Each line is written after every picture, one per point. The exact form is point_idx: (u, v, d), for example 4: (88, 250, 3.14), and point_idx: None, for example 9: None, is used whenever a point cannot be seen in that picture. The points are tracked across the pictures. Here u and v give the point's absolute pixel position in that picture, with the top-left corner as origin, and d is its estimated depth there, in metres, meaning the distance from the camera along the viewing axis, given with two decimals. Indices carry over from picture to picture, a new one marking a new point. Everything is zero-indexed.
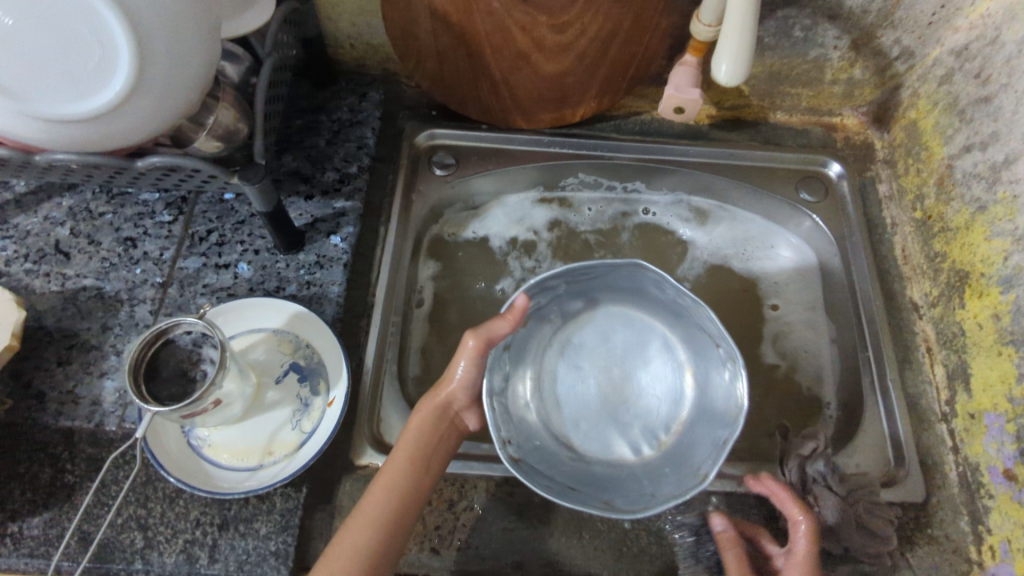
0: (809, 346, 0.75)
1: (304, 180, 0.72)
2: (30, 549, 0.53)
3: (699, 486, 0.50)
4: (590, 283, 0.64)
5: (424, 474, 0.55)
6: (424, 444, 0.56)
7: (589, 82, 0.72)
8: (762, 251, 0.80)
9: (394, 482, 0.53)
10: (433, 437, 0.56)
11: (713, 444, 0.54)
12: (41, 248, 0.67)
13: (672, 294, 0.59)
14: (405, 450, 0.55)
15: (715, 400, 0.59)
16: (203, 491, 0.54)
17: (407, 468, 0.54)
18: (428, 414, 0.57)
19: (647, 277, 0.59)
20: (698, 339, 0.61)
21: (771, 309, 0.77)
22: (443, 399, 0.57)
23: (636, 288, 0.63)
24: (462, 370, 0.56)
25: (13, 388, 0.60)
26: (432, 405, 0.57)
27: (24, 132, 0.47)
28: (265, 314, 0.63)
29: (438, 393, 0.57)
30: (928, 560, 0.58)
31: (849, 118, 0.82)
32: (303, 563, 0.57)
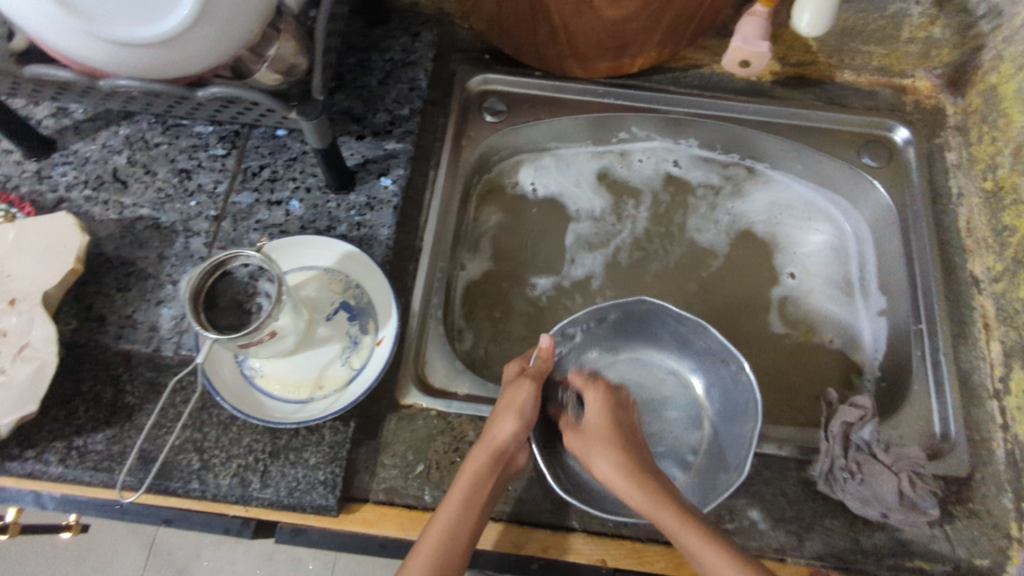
0: (845, 311, 0.76)
1: (355, 120, 0.71)
2: (94, 463, 0.56)
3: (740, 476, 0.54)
4: (607, 327, 0.67)
5: (482, 523, 0.53)
6: (481, 491, 0.54)
7: (652, 30, 0.70)
8: (810, 232, 0.80)
9: (452, 531, 0.51)
10: (490, 485, 0.54)
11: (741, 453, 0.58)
12: (99, 176, 0.67)
13: (678, 325, 0.65)
14: (462, 496, 0.53)
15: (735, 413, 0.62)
16: (257, 420, 0.55)
17: (465, 510, 0.53)
18: (485, 458, 0.55)
19: (654, 312, 0.65)
20: (710, 361, 0.65)
21: (789, 277, 0.78)
22: (498, 446, 0.55)
23: (648, 326, 0.67)
24: (515, 420, 0.55)
25: (76, 310, 0.62)
26: (488, 450, 0.55)
27: (92, 55, 0.47)
28: (316, 253, 0.64)
29: (493, 434, 0.56)
30: (967, 534, 0.58)
31: (922, 80, 0.79)
32: (349, 494, 0.59)
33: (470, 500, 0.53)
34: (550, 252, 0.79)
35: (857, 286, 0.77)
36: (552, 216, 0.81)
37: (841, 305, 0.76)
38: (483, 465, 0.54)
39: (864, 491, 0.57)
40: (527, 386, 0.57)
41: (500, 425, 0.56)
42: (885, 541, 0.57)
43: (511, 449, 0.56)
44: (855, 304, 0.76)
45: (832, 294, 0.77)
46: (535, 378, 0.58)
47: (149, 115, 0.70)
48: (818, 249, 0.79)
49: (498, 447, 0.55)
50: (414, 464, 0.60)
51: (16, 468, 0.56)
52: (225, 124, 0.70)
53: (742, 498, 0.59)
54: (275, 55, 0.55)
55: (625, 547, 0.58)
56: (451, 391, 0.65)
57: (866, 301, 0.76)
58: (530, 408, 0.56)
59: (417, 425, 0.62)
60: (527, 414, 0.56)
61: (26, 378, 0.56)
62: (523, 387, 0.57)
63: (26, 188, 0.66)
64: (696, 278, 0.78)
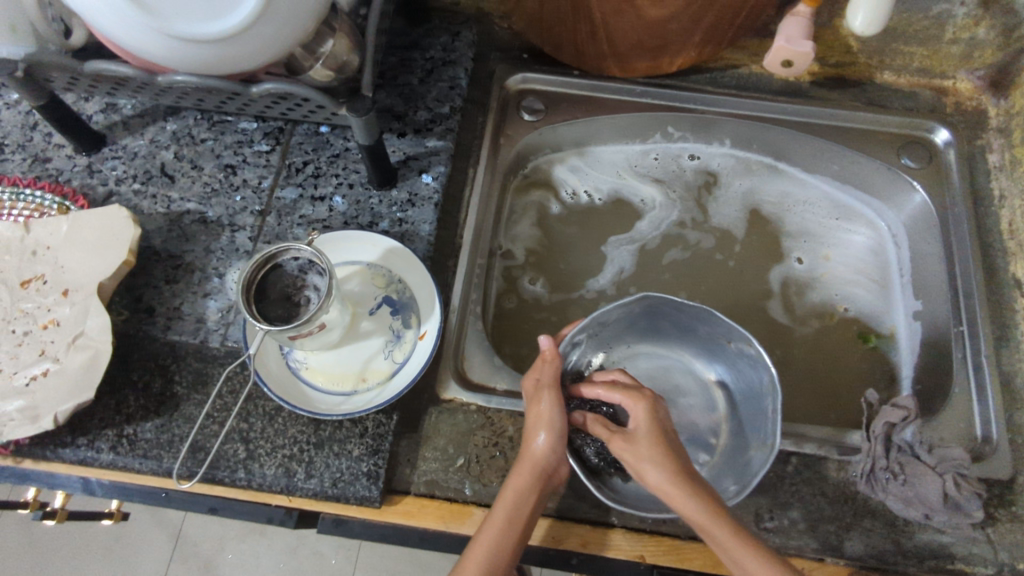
0: (852, 292, 0.77)
1: (397, 117, 0.71)
2: (144, 451, 0.57)
3: (769, 457, 0.54)
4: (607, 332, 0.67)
5: (528, 536, 0.53)
6: (526, 507, 0.53)
7: (694, 30, 0.70)
8: (834, 228, 0.80)
9: (498, 545, 0.51)
10: (533, 498, 0.53)
11: (766, 424, 0.58)
12: (147, 170, 0.69)
13: (683, 321, 0.64)
14: (504, 512, 0.52)
15: (749, 388, 0.63)
16: (304, 411, 0.56)
17: (507, 529, 0.52)
18: (525, 473, 0.54)
19: (649, 310, 0.63)
20: (718, 349, 0.65)
21: (822, 258, 0.79)
22: (539, 461, 0.55)
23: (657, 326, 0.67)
24: (544, 435, 0.55)
25: (126, 301, 0.63)
26: (528, 462, 0.55)
27: (154, 50, 0.49)
28: (361, 247, 0.65)
29: (529, 450, 0.55)
30: (1010, 538, 0.57)
31: (963, 82, 0.78)
32: (390, 486, 0.60)
33: (515, 512, 0.52)
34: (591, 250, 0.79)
35: (880, 275, 0.78)
36: (586, 217, 0.81)
37: (858, 291, 0.77)
38: (524, 479, 0.54)
39: (906, 492, 0.57)
40: (546, 395, 0.56)
41: (533, 438, 0.56)
42: (926, 544, 0.57)
43: (552, 462, 0.55)
44: (875, 293, 0.77)
45: (845, 279, 0.78)
46: (552, 387, 0.57)
47: (196, 112, 0.71)
48: (841, 241, 0.79)
49: (537, 459, 0.55)
50: (455, 457, 0.61)
51: (68, 454, 0.58)
52: (269, 121, 0.71)
53: (781, 497, 0.59)
54: (328, 52, 0.56)
55: (664, 544, 0.58)
56: (490, 386, 0.66)
57: (892, 292, 0.76)
58: (559, 417, 0.55)
59: (457, 419, 0.62)
60: (556, 423, 0.55)
61: (81, 366, 0.57)
62: (544, 399, 0.56)
63: (78, 181, 0.68)
64: (733, 279, 0.78)
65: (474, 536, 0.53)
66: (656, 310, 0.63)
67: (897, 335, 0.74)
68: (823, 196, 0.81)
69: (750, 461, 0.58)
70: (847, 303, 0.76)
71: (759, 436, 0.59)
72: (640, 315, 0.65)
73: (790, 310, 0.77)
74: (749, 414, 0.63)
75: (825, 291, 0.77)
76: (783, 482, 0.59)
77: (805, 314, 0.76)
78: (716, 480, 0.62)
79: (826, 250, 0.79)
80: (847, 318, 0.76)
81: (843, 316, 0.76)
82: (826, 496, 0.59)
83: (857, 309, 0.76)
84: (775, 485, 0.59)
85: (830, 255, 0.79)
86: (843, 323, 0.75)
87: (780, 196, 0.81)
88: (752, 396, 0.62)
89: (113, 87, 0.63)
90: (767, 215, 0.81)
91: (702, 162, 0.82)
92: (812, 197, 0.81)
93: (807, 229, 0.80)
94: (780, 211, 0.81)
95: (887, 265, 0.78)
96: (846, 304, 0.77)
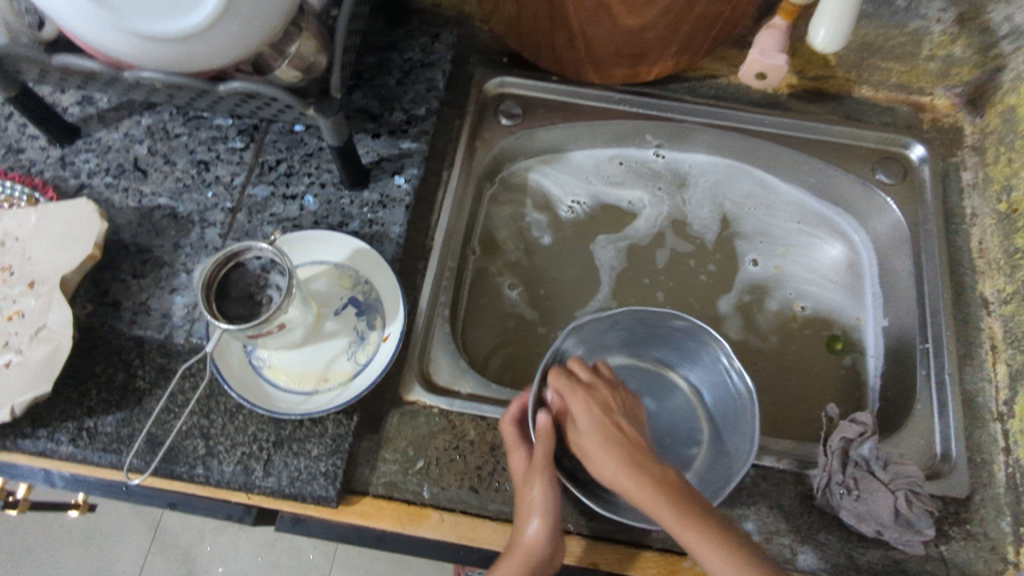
0: (821, 296, 0.77)
1: (372, 118, 0.71)
2: (103, 444, 0.58)
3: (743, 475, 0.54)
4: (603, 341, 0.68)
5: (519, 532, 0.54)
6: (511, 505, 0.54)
7: (670, 40, 0.70)
8: (799, 236, 0.80)
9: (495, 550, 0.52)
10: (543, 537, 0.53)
11: (744, 439, 0.59)
12: (120, 164, 0.69)
13: (675, 334, 0.65)
14: (491, 512, 0.53)
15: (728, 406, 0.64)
16: (263, 410, 0.57)
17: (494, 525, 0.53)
18: (523, 552, 0.52)
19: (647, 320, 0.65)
20: (703, 367, 0.66)
21: (752, 265, 0.79)
22: (517, 459, 0.55)
23: (649, 340, 0.68)
24: (520, 432, 0.55)
25: (92, 294, 0.63)
26: (540, 506, 0.53)
27: (117, 46, 0.49)
28: (328, 248, 0.65)
29: (508, 446, 0.56)
30: (963, 555, 0.58)
31: (940, 98, 0.78)
32: (349, 486, 0.60)
33: (529, 557, 0.52)
34: (576, 251, 0.79)
35: (852, 283, 0.78)
36: (580, 221, 0.81)
37: (821, 293, 0.77)
38: (506, 479, 0.55)
39: (859, 508, 0.57)
40: (530, 404, 0.57)
41: (514, 450, 0.56)
42: (879, 559, 0.57)
43: (531, 461, 0.56)
44: (841, 295, 0.77)
45: (808, 283, 0.78)
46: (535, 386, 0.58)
47: (171, 107, 0.72)
48: (809, 253, 0.79)
49: (533, 485, 0.54)
50: (414, 459, 0.61)
51: (28, 446, 0.58)
52: (244, 118, 0.71)
53: (737, 509, 0.59)
54: (295, 52, 0.56)
55: (620, 552, 0.59)
56: (454, 389, 0.66)
57: (866, 299, 0.77)
58: (543, 431, 0.56)
59: (419, 421, 0.63)
60: (535, 435, 0.56)
61: (42, 358, 0.57)
62: (523, 392, 0.57)
63: (50, 173, 0.68)
64: (706, 285, 0.78)
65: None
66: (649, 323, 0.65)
67: (866, 332, 0.75)
68: (788, 201, 0.81)
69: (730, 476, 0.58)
70: (804, 301, 0.77)
71: (738, 447, 0.60)
72: (634, 330, 0.67)
73: (752, 323, 0.76)
74: (728, 412, 0.64)
75: (782, 294, 0.77)
76: (741, 492, 0.60)
77: (766, 325, 0.76)
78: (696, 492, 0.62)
79: (783, 249, 0.79)
80: (808, 318, 0.76)
81: (803, 317, 0.76)
82: (782, 507, 0.59)
83: (817, 307, 0.77)
84: (732, 496, 0.59)
85: (785, 255, 0.79)
86: (807, 326, 0.76)
87: (740, 192, 0.81)
88: (732, 415, 0.63)
89: (85, 81, 0.63)
90: (729, 216, 0.81)
91: (666, 166, 0.82)
92: (776, 201, 0.81)
93: (765, 230, 0.80)
94: (736, 211, 0.81)
95: (868, 272, 0.78)
96: (803, 302, 0.77)
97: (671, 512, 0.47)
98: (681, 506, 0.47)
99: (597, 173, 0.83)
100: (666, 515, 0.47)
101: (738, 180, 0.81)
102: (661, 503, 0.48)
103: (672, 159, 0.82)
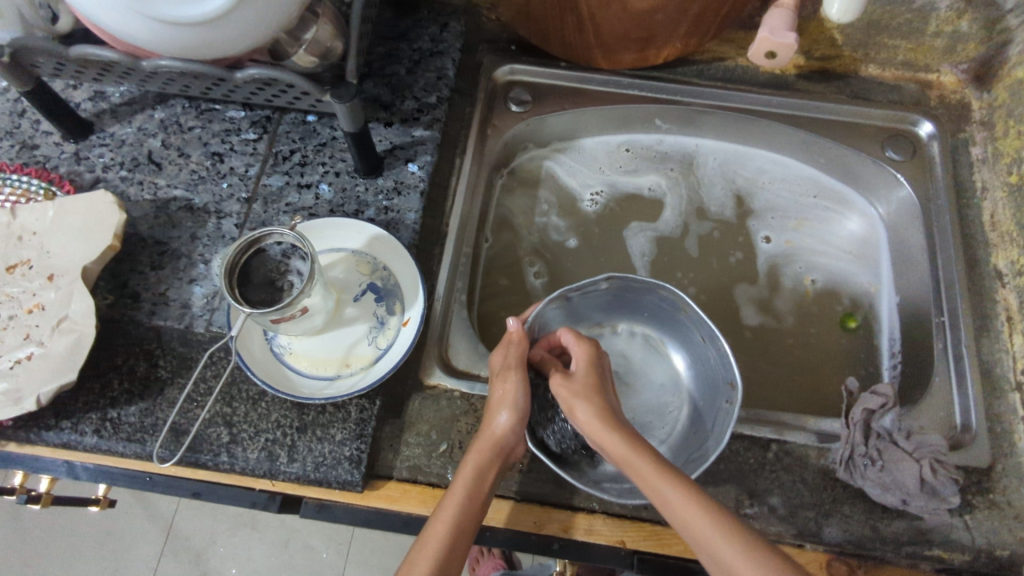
0: (839, 275, 0.78)
1: (384, 107, 0.72)
2: (127, 434, 0.58)
3: (718, 448, 0.54)
4: (584, 306, 0.68)
5: (484, 511, 0.53)
6: (484, 483, 0.53)
7: (679, 21, 0.70)
8: (815, 213, 0.80)
9: (459, 523, 0.50)
10: (490, 477, 0.54)
11: (724, 408, 0.59)
12: (135, 157, 0.69)
13: (656, 299, 0.65)
14: (464, 490, 0.52)
15: (708, 369, 0.64)
16: (287, 396, 0.57)
17: (464, 501, 0.52)
18: (483, 451, 0.54)
19: (630, 288, 0.64)
20: (685, 332, 0.66)
21: (765, 242, 0.79)
22: (496, 439, 0.55)
23: (634, 303, 0.68)
24: (504, 417, 0.55)
25: (112, 286, 0.63)
26: (487, 442, 0.55)
27: (137, 33, 0.49)
28: (346, 235, 0.65)
29: (488, 428, 0.55)
30: (987, 524, 0.58)
31: (947, 75, 0.79)
32: (373, 471, 0.60)
33: (474, 492, 0.52)
34: (587, 240, 0.80)
35: (867, 256, 0.78)
36: (604, 217, 0.81)
37: (829, 263, 0.78)
38: (483, 457, 0.54)
39: (884, 478, 0.57)
40: (512, 376, 0.57)
41: (495, 416, 0.56)
42: (904, 530, 0.57)
43: (510, 443, 0.55)
44: (848, 262, 0.78)
45: (828, 260, 0.78)
46: (519, 369, 0.57)
47: (184, 100, 0.72)
48: (831, 235, 0.79)
49: (498, 438, 0.55)
50: (438, 443, 0.61)
51: (52, 437, 0.58)
52: (257, 110, 0.72)
53: (761, 484, 0.59)
54: (312, 38, 0.57)
55: (645, 529, 0.59)
56: (473, 373, 0.66)
57: (881, 269, 0.77)
58: (522, 398, 0.56)
59: (441, 405, 0.63)
60: (519, 405, 0.55)
61: (64, 349, 0.57)
62: (511, 379, 0.56)
63: (65, 168, 0.68)
64: (718, 269, 0.78)
65: (431, 518, 0.52)
66: (629, 289, 0.65)
67: (880, 305, 0.76)
68: (801, 179, 0.81)
69: (706, 446, 0.58)
70: (814, 275, 0.78)
71: (717, 414, 0.60)
72: (617, 295, 0.66)
73: (769, 305, 0.76)
74: (706, 368, 0.65)
75: (793, 269, 0.78)
76: (765, 466, 0.60)
77: (785, 304, 0.76)
78: (681, 453, 0.63)
79: (796, 222, 0.80)
80: (819, 293, 0.77)
81: (815, 291, 0.77)
82: (807, 480, 0.59)
83: (826, 280, 0.78)
84: (755, 469, 0.60)
85: (796, 229, 0.80)
86: (830, 303, 0.76)
87: (750, 170, 0.82)
88: (713, 378, 0.63)
89: (99, 73, 0.63)
90: (740, 199, 0.81)
91: (674, 150, 0.83)
92: (789, 181, 0.82)
93: (783, 210, 0.81)
94: (751, 186, 0.81)
95: (878, 247, 0.78)
96: (812, 275, 0.78)
97: (615, 440, 0.51)
98: (629, 440, 0.51)
99: (599, 166, 0.83)
100: (612, 441, 0.51)
101: (748, 159, 0.82)
102: (606, 432, 0.52)
103: (680, 142, 0.83)
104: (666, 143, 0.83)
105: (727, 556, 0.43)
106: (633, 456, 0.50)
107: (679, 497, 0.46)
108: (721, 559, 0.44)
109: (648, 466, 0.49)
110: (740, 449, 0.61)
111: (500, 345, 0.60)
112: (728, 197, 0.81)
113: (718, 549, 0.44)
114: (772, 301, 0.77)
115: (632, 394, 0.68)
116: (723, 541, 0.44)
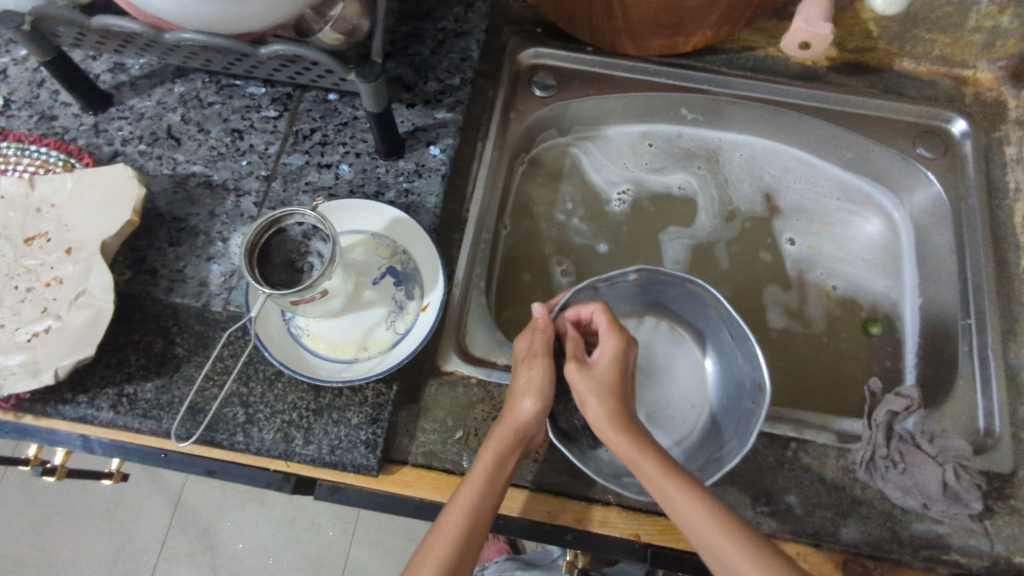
0: (860, 275, 0.77)
1: (406, 87, 0.71)
2: (143, 410, 0.57)
3: (739, 452, 0.53)
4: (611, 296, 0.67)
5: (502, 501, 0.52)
6: (504, 471, 0.53)
7: (710, 7, 0.68)
8: (840, 214, 0.79)
9: (476, 508, 0.50)
10: (513, 463, 0.53)
11: (749, 410, 0.58)
12: (154, 131, 0.68)
13: (687, 294, 0.64)
14: (483, 475, 0.52)
15: (736, 368, 0.63)
16: (303, 377, 0.56)
17: (484, 488, 0.51)
18: (505, 439, 0.54)
19: (661, 281, 0.63)
20: (714, 329, 0.65)
21: (788, 244, 0.78)
22: (519, 426, 0.54)
23: (665, 296, 0.67)
24: (528, 402, 0.55)
25: (130, 262, 0.63)
26: (508, 428, 0.54)
27: (161, 4, 0.48)
28: (366, 218, 0.64)
29: (511, 414, 0.55)
30: (1008, 529, 0.57)
31: (984, 71, 0.77)
32: (388, 455, 0.60)
33: (493, 480, 0.52)
34: (608, 229, 0.79)
35: (887, 260, 0.77)
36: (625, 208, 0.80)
37: (849, 271, 0.77)
38: (504, 443, 0.54)
39: (905, 481, 0.57)
40: (539, 364, 0.57)
41: (518, 403, 0.55)
42: (922, 533, 0.57)
43: (531, 430, 0.55)
44: (868, 270, 0.77)
45: (849, 260, 0.78)
46: (545, 357, 0.57)
47: (204, 75, 0.71)
48: (856, 237, 0.79)
49: (521, 425, 0.54)
50: (454, 430, 0.61)
51: (68, 411, 0.58)
52: (278, 87, 0.71)
53: (779, 483, 0.58)
54: (337, 15, 0.55)
55: (660, 523, 0.58)
56: (490, 361, 0.66)
57: (903, 271, 0.77)
58: (548, 385, 0.56)
59: (457, 392, 0.62)
60: (544, 392, 0.56)
61: (82, 324, 0.57)
62: (536, 366, 0.57)
63: (84, 140, 0.67)
64: (738, 263, 0.77)
65: (449, 501, 0.51)
66: (658, 282, 0.64)
67: (900, 308, 0.75)
68: (829, 178, 0.80)
69: (728, 448, 0.57)
70: (834, 281, 0.77)
71: (741, 415, 0.59)
72: (649, 287, 0.65)
73: (789, 302, 0.76)
74: (733, 368, 0.64)
75: (815, 275, 0.77)
76: (784, 465, 0.59)
77: (805, 301, 0.76)
78: (701, 451, 0.62)
79: (819, 225, 0.79)
80: (842, 298, 0.76)
81: (837, 296, 0.76)
82: (826, 480, 0.59)
83: (847, 287, 0.77)
84: (774, 467, 0.59)
85: (820, 231, 0.79)
86: (851, 303, 0.76)
87: (777, 168, 0.81)
88: (739, 379, 0.62)
89: (121, 44, 0.62)
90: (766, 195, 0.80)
91: (697, 141, 0.82)
92: (819, 179, 0.81)
93: (807, 207, 0.80)
94: (778, 185, 0.80)
95: (900, 250, 0.78)
96: (834, 281, 0.77)
97: (626, 442, 0.51)
98: (638, 440, 0.51)
99: (623, 156, 0.82)
100: (621, 441, 0.51)
101: (771, 161, 0.81)
102: (618, 433, 0.52)
103: (704, 134, 0.82)
104: (688, 134, 0.82)
105: (727, 555, 0.43)
106: (641, 457, 0.50)
107: (681, 500, 0.46)
108: (721, 556, 0.44)
109: (656, 471, 0.48)
110: (759, 446, 0.60)
111: (526, 333, 0.60)
112: (752, 191, 0.80)
113: (717, 548, 0.44)
114: (791, 299, 0.76)
115: (656, 388, 0.68)
116: (728, 540, 0.44)
